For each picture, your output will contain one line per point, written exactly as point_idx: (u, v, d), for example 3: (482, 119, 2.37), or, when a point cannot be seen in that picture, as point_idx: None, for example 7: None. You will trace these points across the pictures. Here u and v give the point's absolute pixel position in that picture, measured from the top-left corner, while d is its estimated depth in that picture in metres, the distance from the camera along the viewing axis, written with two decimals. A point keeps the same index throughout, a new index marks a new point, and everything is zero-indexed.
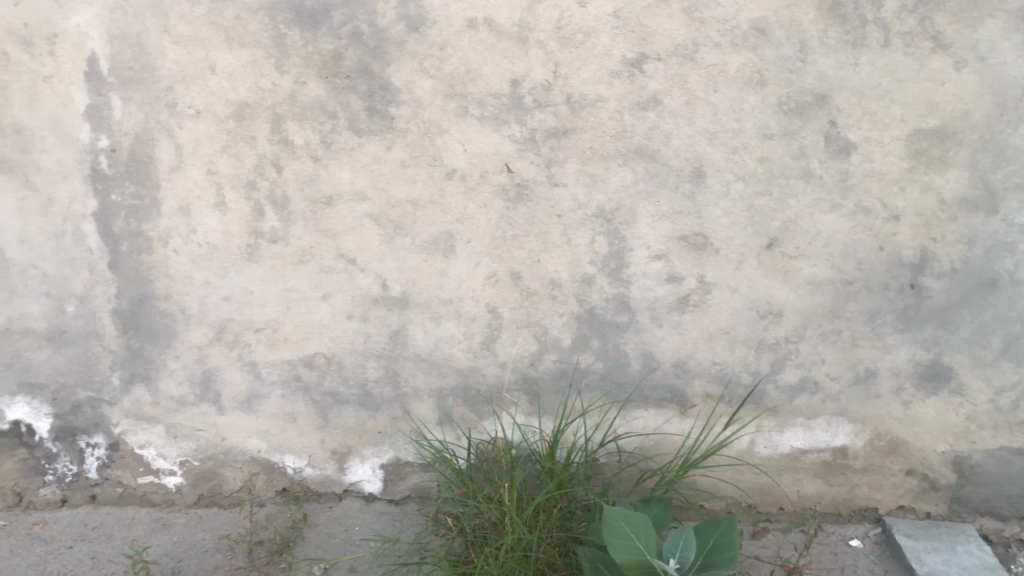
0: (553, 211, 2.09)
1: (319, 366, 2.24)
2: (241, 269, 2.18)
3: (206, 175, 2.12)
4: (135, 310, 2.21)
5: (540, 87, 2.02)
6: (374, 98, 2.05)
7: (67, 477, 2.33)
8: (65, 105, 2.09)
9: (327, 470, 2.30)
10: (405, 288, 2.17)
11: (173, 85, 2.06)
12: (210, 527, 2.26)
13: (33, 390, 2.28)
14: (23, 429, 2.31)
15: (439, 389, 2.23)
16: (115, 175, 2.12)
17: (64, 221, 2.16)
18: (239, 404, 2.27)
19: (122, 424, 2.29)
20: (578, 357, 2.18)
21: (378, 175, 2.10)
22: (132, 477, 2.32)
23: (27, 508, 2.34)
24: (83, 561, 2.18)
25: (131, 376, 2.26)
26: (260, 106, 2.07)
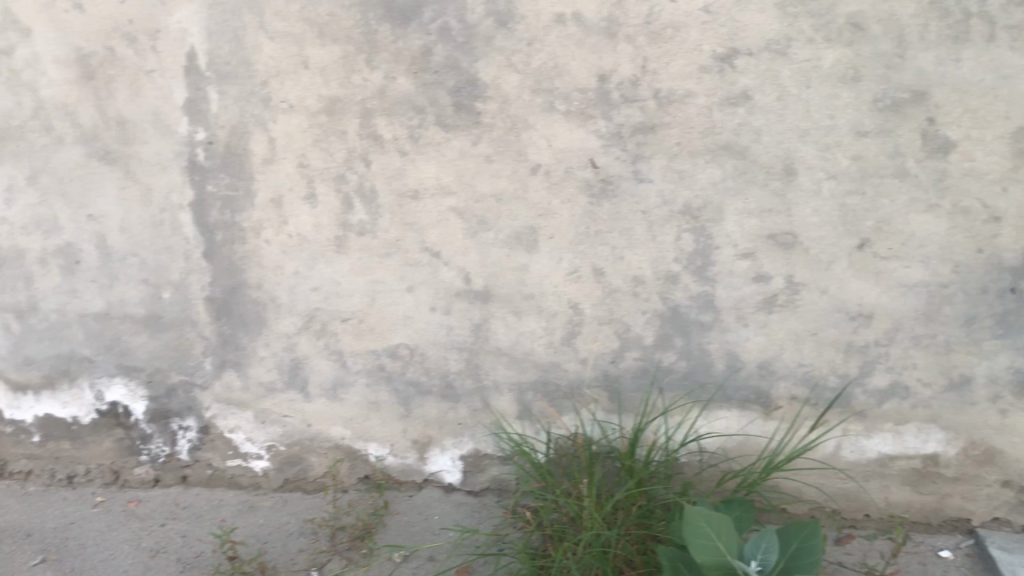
0: (638, 207, 2.08)
1: (402, 356, 2.27)
2: (330, 260, 2.23)
3: (298, 167, 2.17)
4: (228, 297, 2.28)
5: (627, 82, 2.01)
6: (461, 93, 2.07)
7: (160, 457, 2.43)
8: (165, 98, 2.16)
9: (408, 459, 2.34)
10: (488, 282, 2.19)
11: (267, 80, 2.12)
12: (295, 510, 2.32)
13: (130, 372, 2.38)
14: (120, 410, 2.41)
15: (520, 383, 2.24)
16: (211, 166, 2.19)
17: (162, 210, 2.24)
18: (325, 391, 2.32)
19: (213, 408, 2.37)
20: (661, 354, 2.16)
21: (463, 170, 2.12)
22: (222, 460, 2.41)
23: (123, 485, 2.45)
24: (175, 538, 2.26)
25: (223, 361, 2.33)
26: (350, 100, 2.11)
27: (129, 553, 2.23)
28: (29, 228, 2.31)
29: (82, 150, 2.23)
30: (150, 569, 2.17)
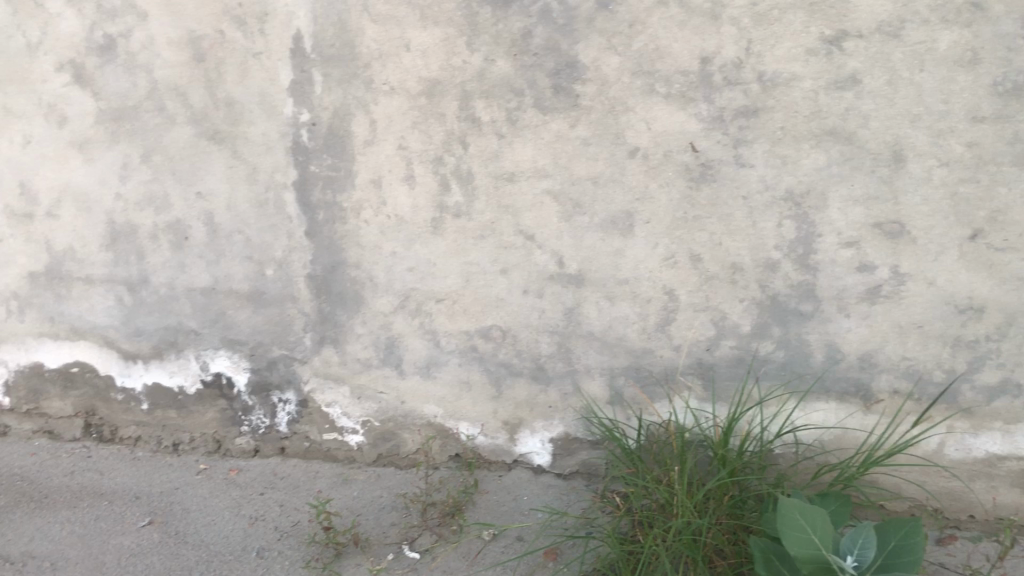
0: (738, 192, 2.04)
1: (495, 338, 2.29)
2: (426, 241, 2.26)
3: (397, 149, 2.20)
4: (327, 275, 2.34)
5: (731, 65, 1.97)
6: (560, 75, 2.06)
7: (260, 428, 2.51)
8: (272, 80, 2.22)
9: (498, 440, 2.36)
10: (582, 266, 2.18)
11: (370, 63, 2.16)
12: (388, 485, 2.36)
13: (234, 345, 2.46)
14: (224, 381, 2.50)
15: (612, 367, 2.23)
16: (314, 147, 2.25)
17: (267, 189, 2.31)
18: (419, 370, 2.36)
19: (311, 382, 2.44)
20: (758, 343, 2.12)
21: (560, 153, 2.12)
22: (318, 433, 2.47)
23: (225, 454, 2.54)
24: (272, 507, 2.34)
25: (322, 337, 2.39)
26: (450, 83, 2.13)
27: (231, 519, 2.31)
28: (141, 204, 2.41)
29: (193, 130, 2.31)
30: (250, 535, 2.25)
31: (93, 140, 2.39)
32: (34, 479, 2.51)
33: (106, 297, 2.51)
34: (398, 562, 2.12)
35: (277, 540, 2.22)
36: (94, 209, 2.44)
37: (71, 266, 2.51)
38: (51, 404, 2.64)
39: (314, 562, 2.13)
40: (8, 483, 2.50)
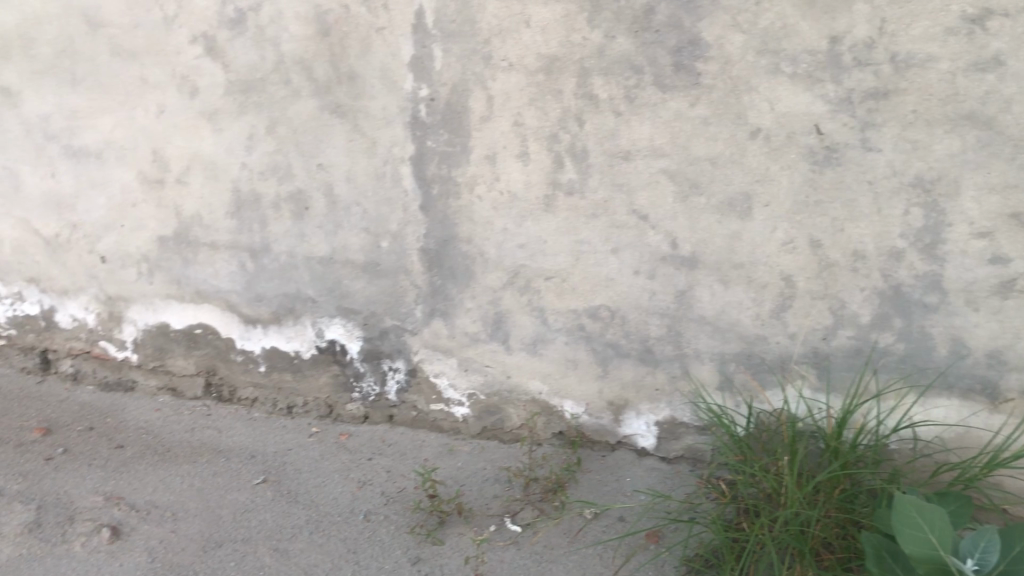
0: (864, 177, 1.97)
1: (604, 317, 2.28)
2: (538, 218, 2.27)
3: (513, 126, 2.21)
4: (440, 249, 2.37)
5: (862, 44, 1.89)
6: (682, 53, 2.03)
7: (370, 395, 2.59)
8: (393, 55, 2.26)
9: (603, 420, 2.37)
10: (695, 248, 2.15)
11: (490, 38, 2.17)
12: (492, 458, 2.40)
13: (348, 315, 2.53)
14: (337, 348, 2.58)
15: (722, 353, 2.20)
16: (432, 122, 2.28)
17: (385, 163, 2.35)
18: (527, 346, 2.38)
19: (420, 353, 2.49)
20: (877, 335, 2.05)
21: (678, 133, 2.08)
22: (426, 403, 2.53)
23: (336, 419, 2.63)
24: (380, 472, 2.40)
25: (432, 310, 2.44)
26: (569, 59, 2.12)
27: (339, 482, 2.38)
28: (265, 174, 2.49)
29: (316, 103, 2.38)
30: (358, 499, 2.30)
31: (222, 110, 2.48)
32: (158, 433, 2.63)
33: (229, 262, 2.61)
34: (500, 535, 2.14)
35: (383, 505, 2.27)
36: (221, 177, 2.54)
37: (198, 232, 2.62)
38: (175, 363, 2.77)
39: (418, 528, 2.17)
40: (133, 435, 2.62)
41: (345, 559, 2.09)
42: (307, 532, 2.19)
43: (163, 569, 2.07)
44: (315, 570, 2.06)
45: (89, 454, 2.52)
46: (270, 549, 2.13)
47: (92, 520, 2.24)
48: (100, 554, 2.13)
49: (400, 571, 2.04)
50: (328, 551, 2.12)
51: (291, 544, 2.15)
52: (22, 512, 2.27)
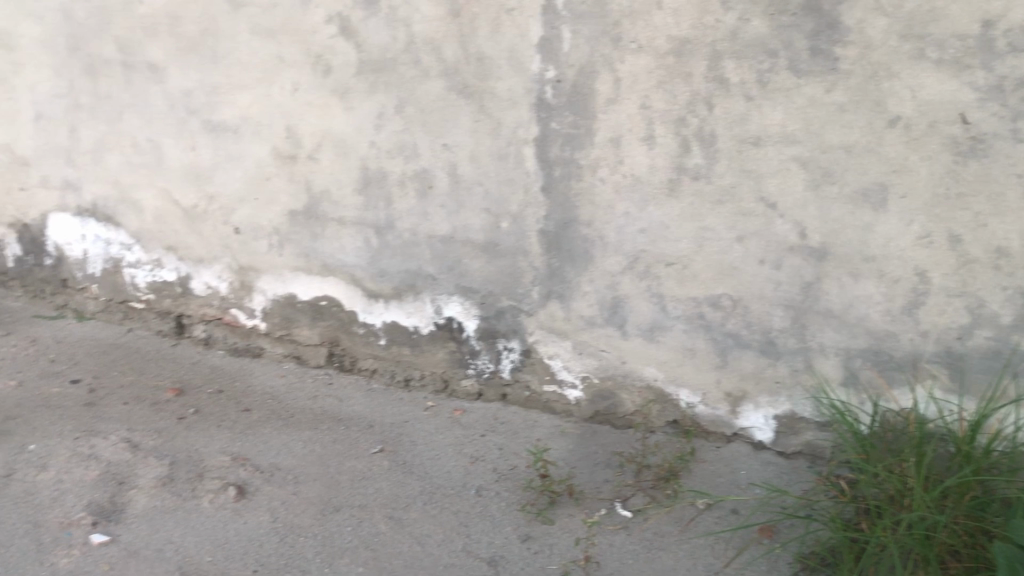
0: (1012, 169, 1.88)
1: (725, 307, 2.25)
2: (662, 203, 2.24)
3: (640, 109, 2.19)
4: (560, 231, 2.38)
5: (1017, 29, 1.80)
6: (819, 37, 1.96)
7: (485, 373, 2.62)
8: (522, 36, 2.27)
9: (719, 411, 2.33)
10: (824, 239, 2.09)
11: (620, 20, 2.15)
12: (604, 442, 2.41)
13: (467, 293, 2.57)
14: (455, 325, 2.62)
15: (848, 348, 2.14)
16: (557, 104, 2.28)
17: (509, 144, 2.37)
18: (644, 332, 2.36)
19: (536, 333, 2.51)
20: (1019, 336, 1.97)
21: (812, 119, 2.02)
22: (539, 384, 2.55)
23: (451, 394, 2.69)
24: (492, 449, 2.44)
25: (550, 291, 2.45)
26: (701, 42, 2.08)
27: (453, 456, 2.42)
28: (392, 152, 2.54)
29: (444, 84, 2.41)
30: (471, 473, 2.34)
31: (354, 89, 2.54)
32: (282, 399, 2.74)
33: (355, 237, 2.68)
34: (610, 519, 2.14)
35: (495, 482, 2.30)
36: (350, 155, 2.61)
37: (326, 207, 2.70)
38: (299, 332, 2.88)
39: (529, 506, 2.19)
40: (259, 400, 2.73)
41: (457, 531, 2.13)
42: (421, 503, 2.24)
43: (285, 528, 2.15)
44: (428, 539, 2.10)
45: (218, 415, 2.64)
46: (386, 516, 2.19)
47: (220, 478, 2.34)
48: (227, 510, 2.22)
49: (510, 547, 2.07)
50: (441, 523, 2.16)
51: (405, 513, 2.20)
52: (156, 466, 2.39)
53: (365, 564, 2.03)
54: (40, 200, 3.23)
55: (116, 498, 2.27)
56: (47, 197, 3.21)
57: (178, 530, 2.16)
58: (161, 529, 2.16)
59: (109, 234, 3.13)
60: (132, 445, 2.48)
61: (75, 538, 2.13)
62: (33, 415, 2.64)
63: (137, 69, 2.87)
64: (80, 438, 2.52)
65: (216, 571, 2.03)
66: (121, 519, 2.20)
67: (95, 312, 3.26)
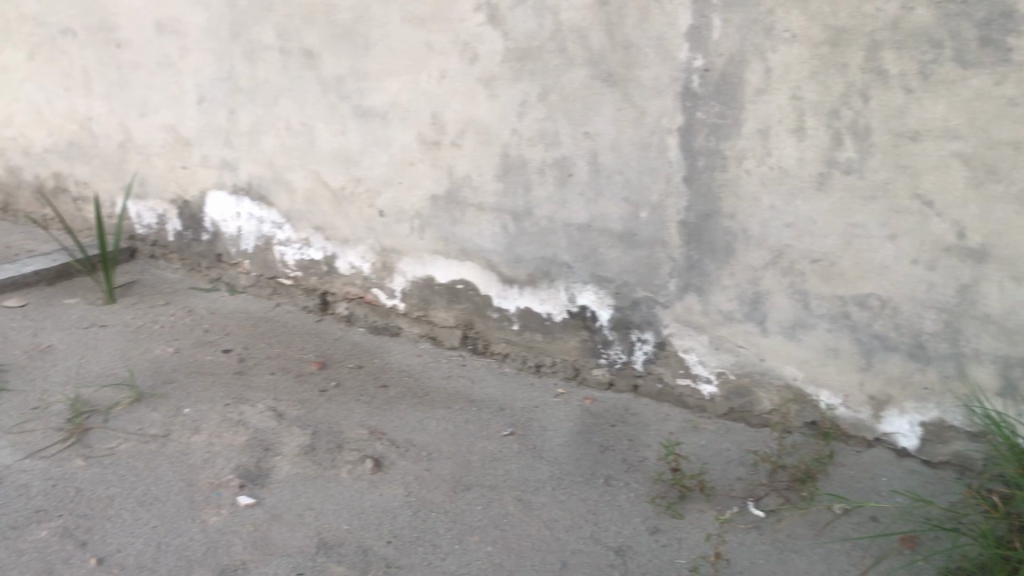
0: None
1: (872, 307, 2.17)
2: (809, 198, 2.18)
3: (791, 100, 2.13)
4: (701, 223, 2.35)
5: None
6: (991, 27, 1.87)
7: (617, 363, 2.63)
8: (671, 25, 2.24)
9: (861, 414, 2.26)
10: (985, 240, 1.99)
11: (773, 9, 2.10)
12: (738, 439, 2.38)
13: (602, 282, 2.57)
14: (588, 314, 2.63)
15: (1006, 356, 2.04)
16: (704, 94, 2.24)
17: (652, 133, 2.35)
18: (784, 329, 2.31)
19: (671, 326, 2.49)
20: None
21: (978, 113, 1.93)
22: (673, 377, 2.54)
23: (582, 383, 2.71)
24: (623, 440, 2.44)
25: (687, 284, 2.42)
26: (859, 31, 2.01)
27: (583, 443, 2.44)
28: (534, 139, 2.56)
29: (588, 72, 2.41)
30: (600, 462, 2.35)
31: (499, 77, 2.57)
32: (418, 377, 2.82)
33: (493, 223, 2.72)
34: (742, 517, 2.11)
35: (624, 472, 2.30)
36: (492, 141, 2.64)
37: (467, 192, 2.75)
38: (436, 314, 2.95)
39: (659, 499, 2.18)
40: (396, 377, 2.82)
41: (585, 518, 2.14)
42: (550, 488, 2.26)
43: (417, 503, 2.21)
44: (557, 525, 2.12)
45: (358, 390, 2.74)
46: (515, 498, 2.22)
47: (358, 450, 2.43)
48: (364, 481, 2.31)
49: (639, 539, 2.06)
50: (569, 509, 2.18)
51: (534, 496, 2.23)
52: (299, 435, 2.50)
53: (494, 543, 2.06)
54: (201, 178, 3.42)
55: (262, 463, 2.38)
56: (206, 176, 3.40)
57: (318, 497, 2.25)
58: (302, 496, 2.25)
59: (262, 213, 3.29)
60: (277, 414, 2.61)
61: (225, 498, 2.24)
62: (188, 380, 2.80)
63: (293, 55, 3.00)
64: (230, 405, 2.66)
65: (352, 539, 2.09)
66: (266, 484, 2.30)
67: (246, 286, 3.44)
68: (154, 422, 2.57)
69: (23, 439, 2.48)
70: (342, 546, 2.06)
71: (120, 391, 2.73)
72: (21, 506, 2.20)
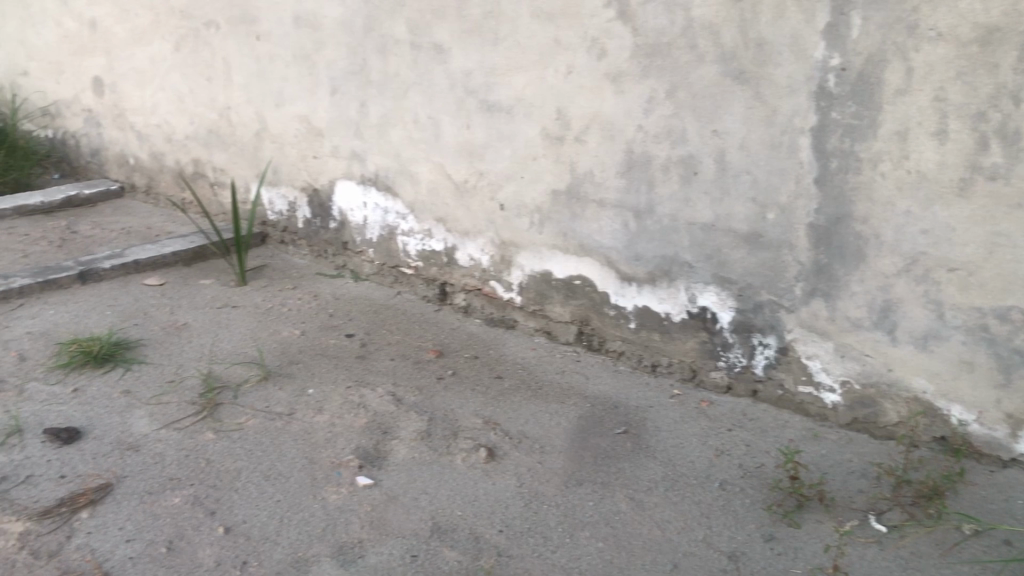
0: None
1: (1014, 320, 2.07)
2: (949, 204, 2.09)
3: (933, 101, 2.05)
4: (831, 226, 2.28)
5: None
6: None
7: (736, 366, 2.59)
8: (808, 22, 2.19)
9: (997, 432, 2.17)
10: None
11: (919, 6, 2.02)
12: (860, 451, 2.31)
13: (724, 284, 2.53)
14: (709, 315, 2.60)
15: None
16: (840, 93, 2.18)
17: (783, 133, 2.30)
18: (915, 340, 2.22)
19: (795, 331, 2.43)
20: None
21: None
22: (794, 384, 2.48)
23: (699, 385, 2.68)
24: (739, 445, 2.40)
25: (814, 289, 2.36)
26: (1012, 30, 1.92)
27: (698, 446, 2.41)
28: (659, 136, 2.54)
29: (719, 70, 2.37)
30: (716, 465, 2.32)
31: (626, 73, 2.56)
32: (533, 370, 2.84)
33: (614, 220, 2.71)
34: (863, 531, 2.04)
35: (740, 477, 2.26)
36: (617, 137, 2.63)
37: (589, 188, 2.75)
38: (553, 309, 2.97)
39: (775, 506, 2.14)
40: (512, 368, 2.85)
41: (698, 521, 2.12)
42: (663, 488, 2.24)
43: (530, 494, 2.24)
44: (669, 526, 2.10)
45: (474, 380, 2.79)
46: (628, 496, 2.22)
47: (473, 439, 2.47)
48: (478, 469, 2.34)
49: (753, 545, 2.02)
50: (682, 510, 2.16)
51: (646, 496, 2.22)
52: (416, 420, 2.56)
53: (604, 540, 2.06)
54: (330, 168, 3.54)
55: (380, 446, 2.45)
56: (336, 166, 3.51)
57: (432, 482, 2.30)
58: (418, 480, 2.31)
59: (388, 203, 3.38)
60: (395, 399, 2.68)
61: (344, 477, 2.31)
62: (312, 362, 2.91)
63: (424, 49, 3.06)
64: (352, 387, 2.75)
65: (465, 525, 2.13)
66: (383, 466, 2.36)
67: (370, 274, 3.55)
68: (280, 400, 2.68)
69: (160, 410, 2.62)
70: (456, 531, 2.10)
71: (250, 370, 2.85)
72: (157, 473, 2.32)
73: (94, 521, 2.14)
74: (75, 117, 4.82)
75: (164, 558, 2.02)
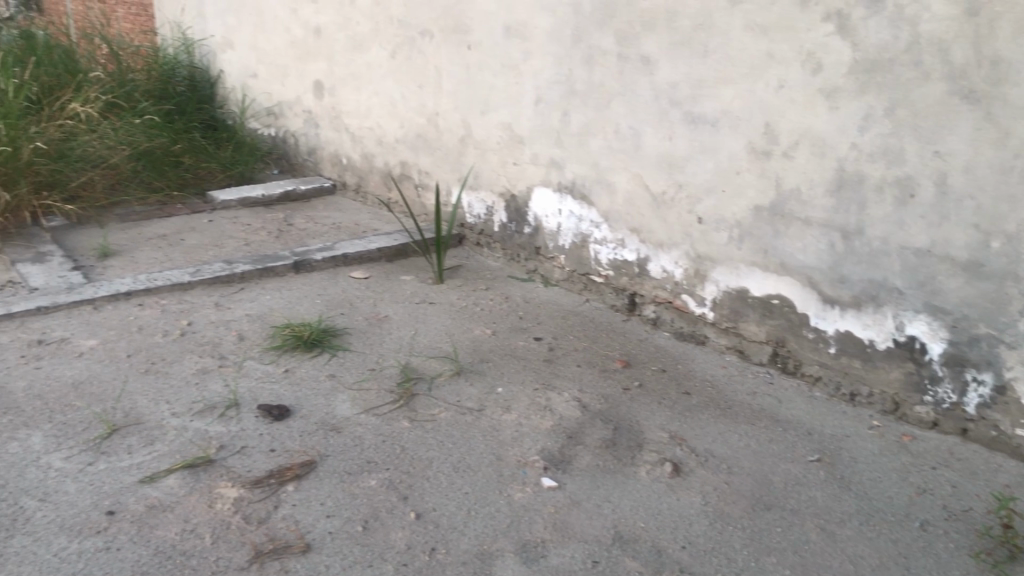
0: None
1: None
2: None
3: None
4: None
5: None
6: None
7: (945, 402, 2.44)
8: None
9: None
10: None
11: None
12: None
13: (936, 313, 2.39)
14: (917, 346, 2.46)
15: None
16: None
17: (1016, 156, 2.15)
18: None
19: (1015, 369, 2.26)
20: None
21: None
22: (1011, 426, 2.31)
23: (901, 418, 2.54)
24: (944, 486, 2.26)
25: None
26: None
27: (897, 482, 2.29)
28: (874, 155, 2.43)
29: (946, 87, 2.25)
30: (916, 504, 2.20)
31: (842, 89, 2.47)
32: (722, 388, 2.79)
33: (819, 240, 2.63)
34: None
35: (944, 520, 2.14)
36: (827, 154, 2.55)
37: (794, 206, 2.68)
38: (747, 327, 2.91)
39: (984, 555, 2.01)
40: (700, 385, 2.81)
41: (895, 560, 2.01)
42: (858, 522, 2.15)
43: (715, 514, 2.20)
44: (863, 562, 2.01)
45: (661, 393, 2.78)
46: (818, 527, 2.14)
47: (658, 452, 2.46)
48: (661, 483, 2.33)
49: None
50: (878, 548, 2.06)
51: (839, 528, 2.13)
52: (601, 428, 2.58)
53: (791, 568, 2.00)
54: (530, 175, 3.62)
55: (565, 449, 2.48)
56: (536, 172, 3.59)
57: (615, 491, 2.31)
58: (601, 487, 2.32)
59: (583, 211, 3.41)
60: (581, 405, 2.71)
61: (530, 477, 2.37)
62: (502, 362, 2.99)
63: (631, 60, 3.08)
64: (539, 390, 2.80)
65: (648, 537, 2.13)
66: (567, 470, 2.40)
67: (561, 280, 3.60)
68: (471, 396, 2.77)
69: (361, 395, 2.78)
70: (638, 542, 2.11)
71: (444, 364, 2.97)
72: (356, 455, 2.47)
73: (298, 495, 2.30)
74: (297, 118, 5.18)
75: (360, 535, 2.14)
